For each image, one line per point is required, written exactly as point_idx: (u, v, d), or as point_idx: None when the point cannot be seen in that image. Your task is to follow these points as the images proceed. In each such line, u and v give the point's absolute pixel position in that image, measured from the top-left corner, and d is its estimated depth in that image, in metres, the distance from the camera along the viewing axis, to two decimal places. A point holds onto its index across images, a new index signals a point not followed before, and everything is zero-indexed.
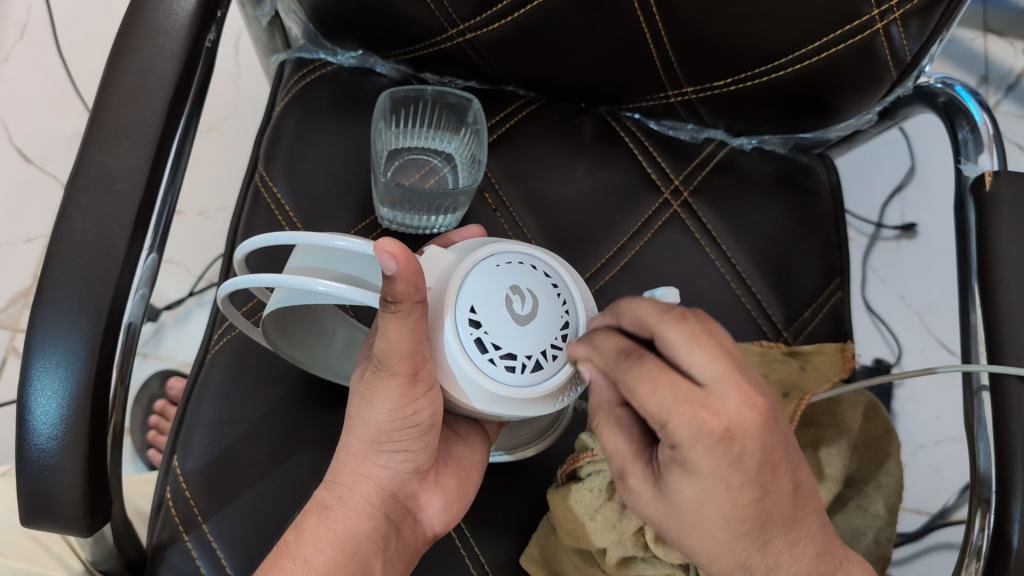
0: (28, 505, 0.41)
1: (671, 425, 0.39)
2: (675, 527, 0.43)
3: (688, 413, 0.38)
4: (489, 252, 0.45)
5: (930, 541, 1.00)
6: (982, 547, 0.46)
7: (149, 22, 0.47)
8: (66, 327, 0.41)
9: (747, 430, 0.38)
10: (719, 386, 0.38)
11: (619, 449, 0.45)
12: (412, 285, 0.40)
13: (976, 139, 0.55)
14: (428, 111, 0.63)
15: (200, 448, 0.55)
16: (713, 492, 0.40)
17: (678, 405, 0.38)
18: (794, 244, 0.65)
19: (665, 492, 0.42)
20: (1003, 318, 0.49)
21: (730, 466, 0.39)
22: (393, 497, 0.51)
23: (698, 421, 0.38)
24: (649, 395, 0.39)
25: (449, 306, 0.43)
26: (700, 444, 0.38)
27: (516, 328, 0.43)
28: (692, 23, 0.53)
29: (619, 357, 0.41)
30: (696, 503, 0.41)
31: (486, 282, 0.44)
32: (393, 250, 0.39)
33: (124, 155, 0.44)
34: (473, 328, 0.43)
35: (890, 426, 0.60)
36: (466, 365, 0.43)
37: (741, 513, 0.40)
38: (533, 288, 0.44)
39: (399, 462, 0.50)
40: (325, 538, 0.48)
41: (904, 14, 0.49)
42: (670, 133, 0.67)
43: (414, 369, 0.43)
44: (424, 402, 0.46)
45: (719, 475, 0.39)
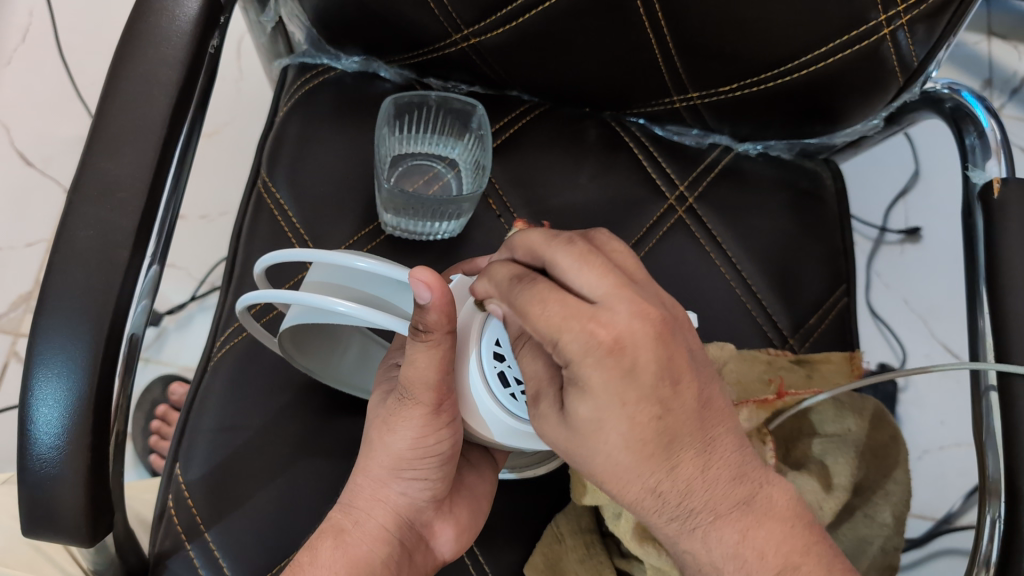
0: (29, 514, 0.41)
1: (561, 342, 0.37)
2: (580, 452, 0.40)
3: (576, 328, 0.37)
4: None
5: (935, 547, 0.99)
6: (991, 557, 0.46)
7: (151, 27, 0.46)
8: (68, 336, 0.41)
9: (637, 343, 0.37)
10: (611, 301, 0.38)
11: (535, 373, 0.42)
12: (444, 314, 0.40)
13: (984, 145, 0.55)
14: (432, 117, 0.63)
15: (203, 457, 0.54)
16: (611, 412, 0.38)
17: (567, 320, 0.37)
18: (799, 249, 0.65)
19: (567, 418, 0.40)
20: (1012, 325, 0.49)
21: (624, 380, 0.38)
22: (408, 524, 0.51)
23: (586, 334, 0.37)
24: (539, 313, 0.37)
25: (474, 338, 0.44)
26: (591, 359, 0.37)
27: None
28: (698, 28, 0.53)
29: (512, 282, 0.40)
30: (597, 424, 0.39)
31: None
32: (428, 279, 0.38)
33: (127, 162, 0.44)
34: (496, 362, 0.45)
35: (898, 433, 0.59)
36: (487, 397, 0.44)
37: (642, 434, 0.39)
38: None
39: (418, 489, 0.50)
40: (340, 561, 0.47)
41: (912, 20, 0.49)
42: (675, 138, 0.67)
43: (438, 400, 0.44)
44: (447, 432, 0.46)
45: (613, 392, 0.38)
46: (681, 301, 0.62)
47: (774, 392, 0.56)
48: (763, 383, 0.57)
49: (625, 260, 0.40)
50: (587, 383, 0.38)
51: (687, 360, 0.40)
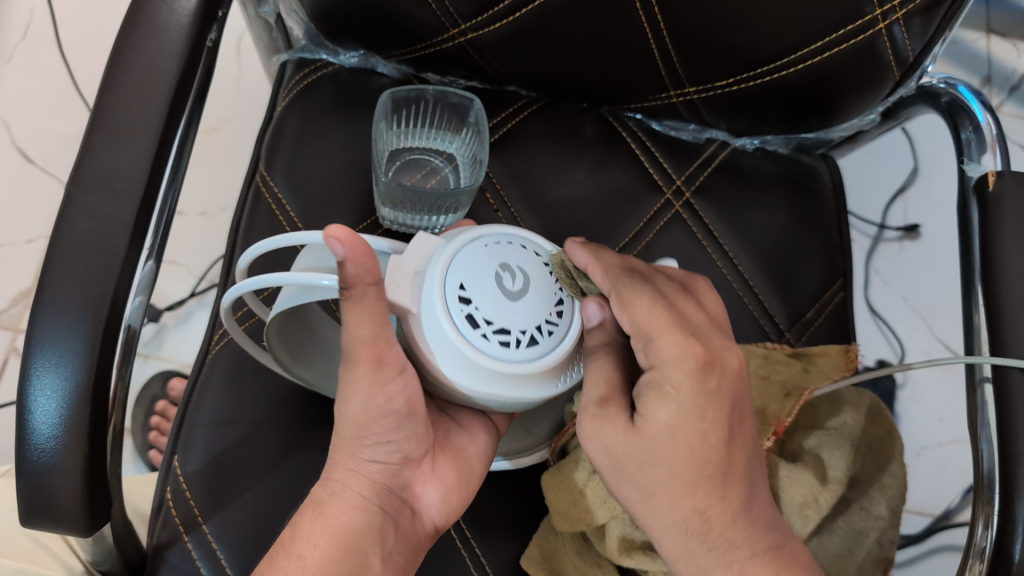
0: (26, 505, 0.41)
1: (657, 341, 0.43)
2: (640, 463, 0.44)
3: (674, 336, 0.43)
4: (477, 233, 0.45)
5: (932, 544, 0.99)
6: (987, 548, 0.46)
7: (150, 21, 0.47)
8: (66, 327, 0.41)
9: (719, 370, 0.43)
10: (704, 330, 0.45)
11: (601, 381, 0.45)
12: (364, 269, 0.40)
13: (979, 139, 0.55)
14: (429, 111, 0.63)
15: (201, 449, 0.55)
16: (688, 419, 0.43)
17: (667, 329, 0.44)
18: (797, 245, 0.65)
19: (641, 424, 0.43)
20: (1007, 319, 0.49)
21: (707, 394, 0.43)
22: (387, 490, 0.50)
23: (684, 342, 0.43)
24: (640, 320, 0.44)
25: (438, 280, 0.43)
26: (682, 364, 0.43)
27: (508, 304, 0.43)
28: (694, 23, 0.53)
29: (621, 274, 0.46)
30: (671, 430, 0.43)
31: (474, 260, 0.44)
32: (339, 234, 0.39)
33: (126, 154, 0.44)
34: (462, 305, 0.43)
35: (894, 427, 0.59)
36: (456, 339, 0.43)
37: (706, 452, 0.43)
38: (523, 266, 0.45)
39: (387, 453, 0.49)
40: (320, 534, 0.47)
41: (907, 14, 0.49)
42: (672, 133, 0.67)
43: (378, 355, 0.43)
44: (397, 386, 0.45)
45: (693, 402, 0.43)
46: None
47: (772, 433, 0.54)
48: (756, 378, 0.57)
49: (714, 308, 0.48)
50: (673, 388, 0.43)
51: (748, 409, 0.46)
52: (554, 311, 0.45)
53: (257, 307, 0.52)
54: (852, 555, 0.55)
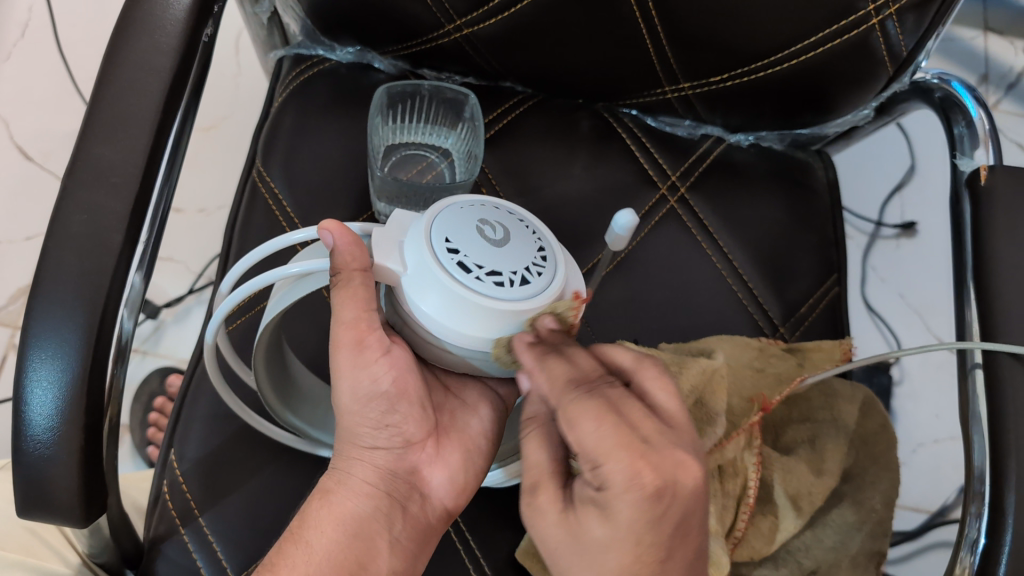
0: (23, 496, 0.41)
1: (604, 466, 0.39)
2: (570, 563, 0.42)
3: (624, 458, 0.38)
4: (453, 199, 0.43)
5: (929, 540, 0.99)
6: (978, 541, 0.46)
7: (146, 16, 0.47)
8: (61, 318, 0.41)
9: (667, 502, 0.38)
10: (661, 445, 0.39)
11: (538, 465, 0.44)
12: (351, 255, 0.41)
13: (972, 134, 0.55)
14: (425, 106, 0.64)
15: (198, 441, 0.55)
16: (624, 540, 0.39)
17: (616, 448, 0.39)
18: (792, 239, 0.65)
19: (574, 526, 0.41)
20: (998, 313, 0.49)
21: (649, 521, 0.39)
22: (392, 475, 0.49)
23: (632, 467, 0.38)
24: (590, 434, 0.39)
25: (423, 235, 0.41)
26: (627, 492, 0.38)
27: (496, 251, 0.41)
28: (688, 19, 0.53)
29: (569, 384, 0.42)
30: (603, 544, 0.40)
31: (455, 216, 0.42)
32: (330, 224, 0.42)
33: (122, 148, 0.44)
34: (451, 255, 0.40)
35: (887, 421, 0.60)
36: (453, 286, 0.39)
37: (641, 570, 0.40)
38: (502, 221, 0.43)
39: (388, 437, 0.48)
40: (329, 521, 0.47)
41: (900, 10, 0.50)
42: (667, 129, 0.68)
43: (360, 337, 0.44)
44: (381, 368, 0.45)
45: (632, 526, 0.39)
46: (674, 290, 0.62)
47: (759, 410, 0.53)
48: (751, 369, 0.57)
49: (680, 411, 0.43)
50: (610, 511, 0.39)
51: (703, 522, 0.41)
52: (543, 255, 0.42)
53: (230, 354, 0.51)
54: (846, 548, 0.56)
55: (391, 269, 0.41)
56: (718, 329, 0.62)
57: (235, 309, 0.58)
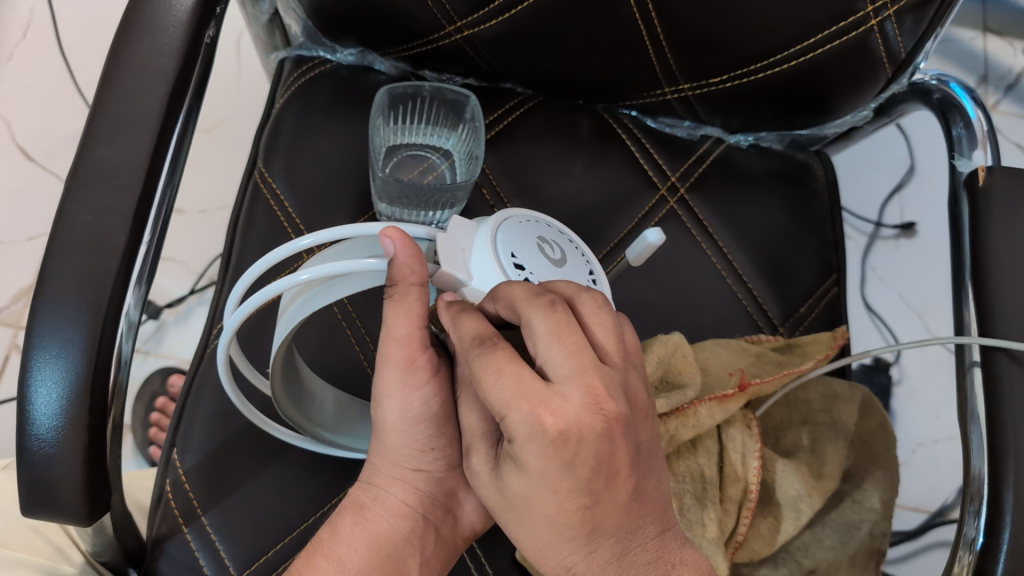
0: (28, 495, 0.42)
1: (507, 420, 0.37)
2: (505, 512, 0.41)
3: (526, 409, 0.36)
4: (511, 212, 0.47)
5: (929, 540, 1.00)
6: (977, 539, 0.46)
7: (149, 18, 0.47)
8: (66, 318, 0.42)
9: (574, 441, 0.36)
10: (567, 386, 0.37)
11: (471, 425, 0.43)
12: (412, 267, 0.40)
13: (970, 135, 0.55)
14: (426, 107, 0.64)
15: (200, 441, 0.55)
16: (542, 487, 0.38)
17: (517, 399, 0.36)
18: (792, 240, 0.66)
19: (501, 481, 0.40)
20: (996, 313, 0.49)
21: (561, 469, 0.37)
22: (431, 499, 0.50)
23: (534, 418, 0.36)
24: (492, 388, 0.37)
25: (492, 250, 0.43)
26: (532, 444, 0.36)
27: (553, 269, 0.46)
28: (688, 20, 0.54)
29: (478, 338, 0.38)
30: (524, 498, 0.39)
31: (518, 234, 0.45)
32: (393, 234, 0.39)
33: (126, 149, 0.45)
34: (518, 271, 0.43)
35: (886, 419, 0.60)
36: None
37: (567, 519, 0.39)
38: (555, 239, 0.48)
39: (432, 461, 0.49)
40: (361, 538, 0.48)
41: (899, 11, 0.50)
42: (667, 130, 0.68)
43: (410, 357, 0.44)
44: (429, 392, 0.45)
45: (546, 477, 0.37)
46: (674, 290, 0.63)
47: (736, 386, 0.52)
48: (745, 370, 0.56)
49: (605, 338, 0.39)
50: (521, 462, 0.38)
51: (634, 459, 0.39)
52: (590, 277, 0.48)
53: (241, 363, 0.50)
54: (845, 547, 0.56)
55: (455, 278, 0.43)
56: (717, 329, 0.62)
57: (254, 314, 0.58)
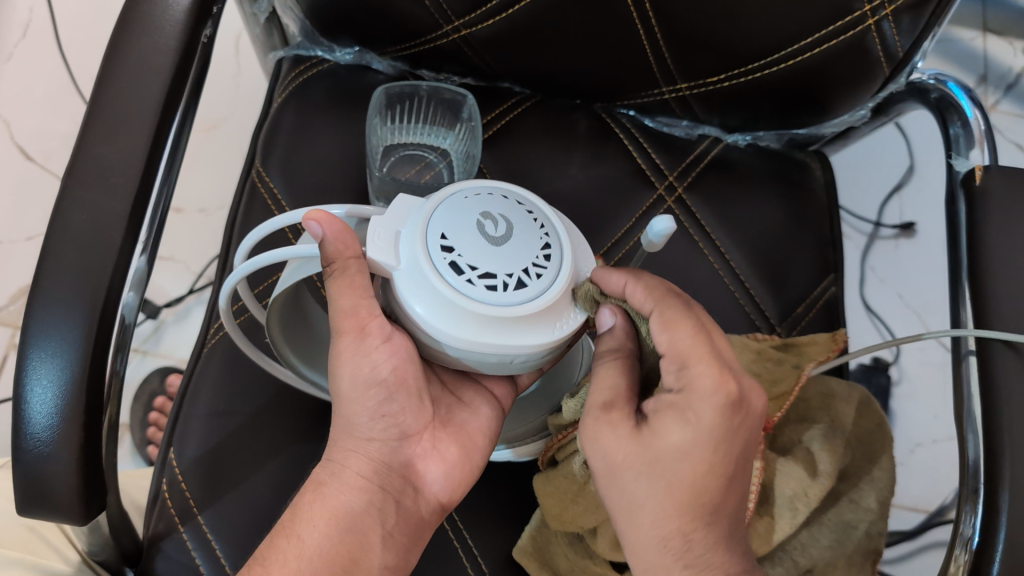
0: (23, 494, 0.42)
1: (694, 372, 0.42)
2: (640, 470, 0.43)
3: (714, 366, 0.42)
4: (459, 187, 0.43)
5: (927, 540, 0.99)
6: (973, 538, 0.46)
7: (145, 17, 0.47)
8: (61, 318, 0.42)
9: (744, 410, 0.43)
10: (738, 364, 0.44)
11: (614, 387, 0.45)
12: (343, 243, 0.41)
13: (968, 134, 0.55)
14: (423, 107, 0.65)
15: (197, 440, 0.55)
16: (702, 444, 0.42)
17: (708, 357, 0.42)
18: (790, 240, 0.66)
19: (649, 437, 0.43)
20: (994, 314, 0.49)
21: (723, 430, 0.42)
22: (387, 468, 0.49)
23: (719, 376, 0.42)
24: (686, 340, 0.42)
25: (418, 233, 0.41)
26: (713, 399, 0.42)
27: (494, 248, 0.41)
28: (685, 20, 0.54)
29: (662, 293, 0.44)
30: (678, 454, 0.43)
31: (456, 212, 0.41)
32: (318, 216, 0.41)
33: (122, 148, 0.45)
34: (447, 253, 0.40)
35: (883, 420, 0.60)
36: (442, 285, 0.40)
37: (706, 482, 0.43)
38: (507, 213, 0.42)
39: (382, 429, 0.49)
40: (319, 514, 0.48)
41: (896, 10, 0.50)
42: (665, 130, 0.68)
43: (361, 324, 0.44)
44: (381, 355, 0.45)
45: (710, 435, 0.42)
46: None
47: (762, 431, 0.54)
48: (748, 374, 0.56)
49: None
50: (694, 415, 0.42)
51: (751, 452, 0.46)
52: (545, 253, 0.42)
53: (249, 301, 0.51)
54: (842, 547, 0.56)
55: (383, 264, 0.41)
56: None
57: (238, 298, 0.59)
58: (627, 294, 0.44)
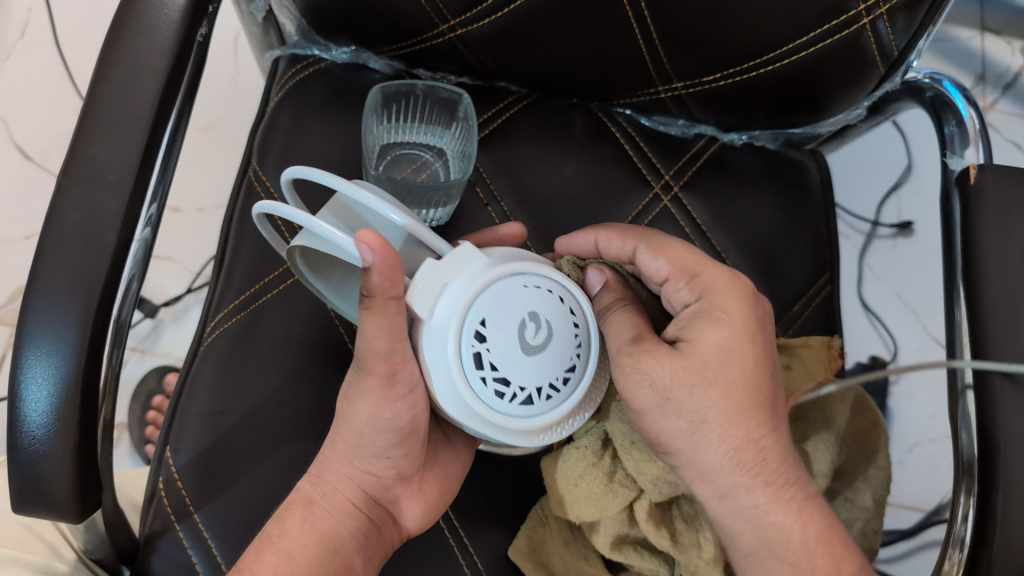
0: (18, 493, 0.42)
1: (703, 277, 0.49)
2: (693, 386, 0.46)
3: (716, 266, 0.50)
4: (525, 270, 0.44)
5: (925, 539, 1.00)
6: (966, 537, 0.47)
7: (140, 16, 0.47)
8: (56, 317, 0.42)
9: (761, 302, 0.49)
10: None
11: (633, 325, 0.48)
12: (388, 278, 0.41)
13: (962, 133, 0.55)
14: (418, 106, 0.65)
15: (193, 439, 0.55)
16: (739, 342, 0.47)
17: (707, 262, 0.50)
18: (785, 238, 0.66)
19: (689, 347, 0.47)
20: (988, 313, 0.49)
21: (748, 319, 0.48)
22: (373, 499, 0.52)
23: (725, 272, 0.49)
24: (683, 252, 0.50)
25: (463, 307, 0.43)
26: (729, 291, 0.48)
27: (521, 355, 0.43)
28: (681, 20, 0.54)
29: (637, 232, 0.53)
30: (723, 352, 0.46)
31: (508, 302, 0.43)
32: (370, 242, 0.40)
33: (117, 147, 0.45)
34: (476, 342, 0.43)
35: (879, 418, 0.60)
36: (455, 365, 0.43)
37: (752, 376, 0.47)
38: (551, 322, 0.44)
39: (383, 467, 0.52)
40: (309, 532, 0.49)
41: (891, 9, 0.50)
42: (661, 129, 0.68)
43: (391, 370, 0.45)
44: (403, 405, 0.48)
45: (740, 325, 0.47)
46: None
47: None
48: None
49: None
50: (724, 314, 0.47)
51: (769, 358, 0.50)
52: (563, 376, 0.45)
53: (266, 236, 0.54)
54: None
55: (419, 306, 0.44)
56: None
57: (231, 300, 0.58)
58: (601, 246, 0.54)
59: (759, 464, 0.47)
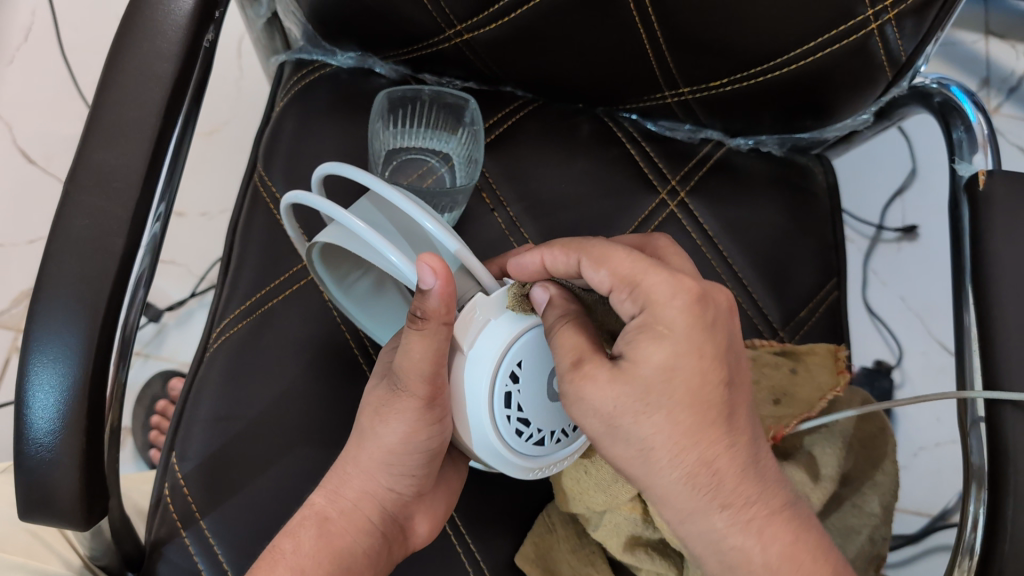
0: (26, 500, 0.42)
1: (644, 286, 0.43)
2: (636, 414, 0.42)
3: (662, 272, 0.43)
4: None
5: (930, 543, 0.99)
6: (976, 545, 0.46)
7: (147, 21, 0.47)
8: (64, 323, 0.42)
9: (716, 304, 0.43)
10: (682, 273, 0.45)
11: (576, 343, 0.44)
12: (444, 304, 0.42)
13: (970, 139, 0.55)
14: (424, 111, 0.66)
15: (200, 446, 0.55)
16: (686, 359, 0.42)
17: (649, 268, 0.43)
18: (795, 245, 0.66)
19: (632, 369, 0.42)
20: (998, 319, 0.49)
21: (702, 330, 0.42)
22: (390, 516, 0.53)
23: (672, 278, 0.43)
24: (622, 258, 0.44)
25: (507, 347, 0.45)
26: (677, 300, 0.42)
27: (543, 399, 0.47)
28: (688, 24, 0.54)
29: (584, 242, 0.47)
30: (666, 373, 0.42)
31: (543, 349, 0.46)
32: (435, 267, 0.41)
33: (124, 152, 0.45)
34: (509, 382, 0.45)
35: (886, 424, 0.61)
36: (485, 398, 0.45)
37: (707, 393, 0.42)
38: None
39: (404, 485, 0.53)
40: (324, 549, 0.50)
41: (899, 15, 0.49)
42: (667, 134, 0.68)
43: (431, 394, 0.47)
44: (437, 428, 0.49)
45: (691, 338, 0.42)
46: None
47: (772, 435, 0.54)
48: None
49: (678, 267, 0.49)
50: (668, 329, 0.42)
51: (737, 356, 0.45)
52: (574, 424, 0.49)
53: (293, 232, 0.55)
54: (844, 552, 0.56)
55: (464, 333, 0.45)
56: None
57: (237, 305, 0.58)
58: (547, 265, 0.47)
59: (715, 488, 0.43)
